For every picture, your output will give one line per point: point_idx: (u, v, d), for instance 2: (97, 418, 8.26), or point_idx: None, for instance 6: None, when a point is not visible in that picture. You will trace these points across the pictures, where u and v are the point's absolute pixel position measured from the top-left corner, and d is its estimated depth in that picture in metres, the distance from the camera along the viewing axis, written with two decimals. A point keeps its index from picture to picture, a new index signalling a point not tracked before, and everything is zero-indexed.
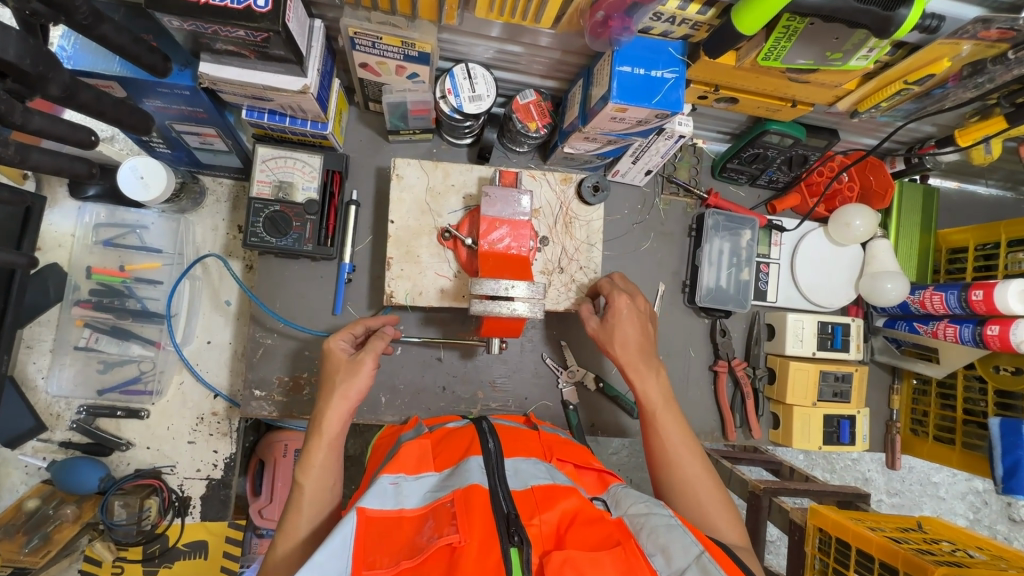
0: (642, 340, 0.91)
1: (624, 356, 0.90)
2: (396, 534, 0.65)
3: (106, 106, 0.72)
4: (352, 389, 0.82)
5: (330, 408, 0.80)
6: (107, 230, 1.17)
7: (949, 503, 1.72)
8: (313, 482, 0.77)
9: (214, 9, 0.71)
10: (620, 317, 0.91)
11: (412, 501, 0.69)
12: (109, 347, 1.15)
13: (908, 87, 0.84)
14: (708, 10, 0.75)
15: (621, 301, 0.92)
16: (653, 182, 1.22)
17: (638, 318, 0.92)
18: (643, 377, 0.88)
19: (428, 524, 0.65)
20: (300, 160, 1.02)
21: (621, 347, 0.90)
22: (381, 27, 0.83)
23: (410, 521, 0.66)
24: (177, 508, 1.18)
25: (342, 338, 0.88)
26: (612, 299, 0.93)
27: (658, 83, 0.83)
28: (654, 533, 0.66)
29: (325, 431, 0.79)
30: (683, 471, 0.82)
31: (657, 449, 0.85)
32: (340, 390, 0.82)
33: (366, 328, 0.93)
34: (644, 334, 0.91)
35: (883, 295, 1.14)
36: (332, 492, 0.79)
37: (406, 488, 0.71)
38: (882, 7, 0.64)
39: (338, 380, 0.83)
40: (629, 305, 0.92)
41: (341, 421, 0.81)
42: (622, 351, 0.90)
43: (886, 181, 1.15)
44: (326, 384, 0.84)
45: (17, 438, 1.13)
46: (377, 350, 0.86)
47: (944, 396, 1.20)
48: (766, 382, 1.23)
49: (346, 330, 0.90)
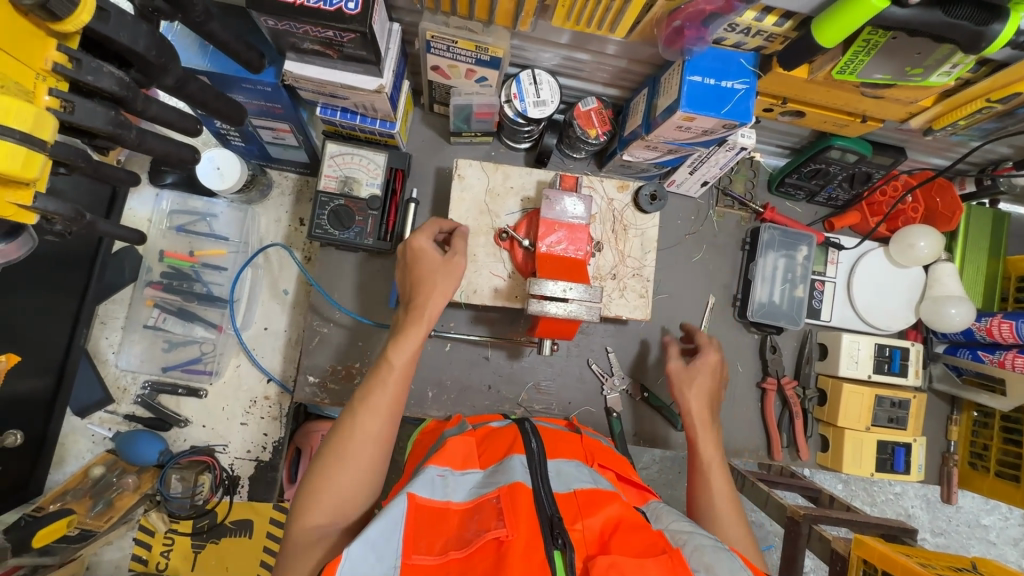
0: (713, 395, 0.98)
1: (697, 407, 0.95)
2: (443, 525, 0.66)
3: (208, 97, 0.75)
4: (450, 287, 0.88)
5: (431, 300, 0.86)
6: (180, 218, 1.24)
7: (1000, 549, 1.63)
8: (369, 410, 0.77)
9: (307, 10, 0.74)
10: (707, 369, 1.00)
11: (458, 495, 0.70)
12: (175, 328, 1.22)
13: (990, 106, 0.81)
14: (785, 22, 0.75)
15: (709, 357, 1.01)
16: (708, 194, 1.22)
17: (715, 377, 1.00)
18: (702, 435, 0.93)
19: (474, 518, 0.66)
20: (365, 157, 1.07)
21: (694, 397, 0.96)
22: (458, 32, 0.86)
23: (456, 513, 0.68)
24: (226, 486, 1.22)
25: (427, 238, 0.91)
26: (669, 360, 1.02)
27: (728, 94, 0.82)
28: (698, 551, 0.64)
29: (424, 318, 0.85)
30: (724, 531, 0.82)
31: (705, 506, 0.86)
32: (441, 287, 0.87)
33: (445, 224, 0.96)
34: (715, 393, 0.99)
35: (946, 320, 1.11)
36: (385, 419, 0.78)
37: (452, 482, 0.72)
38: (974, 22, 0.62)
39: (436, 276, 0.88)
40: (716, 364, 1.01)
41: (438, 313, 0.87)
42: (697, 408, 0.95)
43: (952, 203, 1.11)
44: (418, 306, 0.86)
45: (88, 407, 1.20)
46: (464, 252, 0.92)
47: (1008, 430, 1.15)
48: (817, 404, 1.20)
49: (428, 228, 0.93)
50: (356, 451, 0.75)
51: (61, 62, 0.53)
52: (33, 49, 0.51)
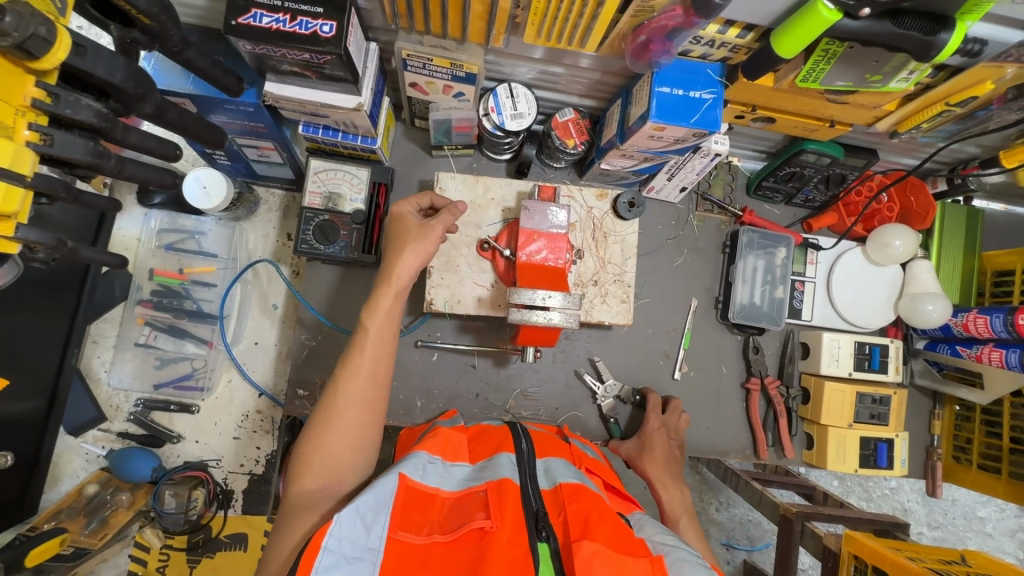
0: (667, 456, 1.06)
1: (652, 469, 1.03)
2: (431, 510, 0.68)
3: (188, 122, 0.77)
4: (422, 246, 0.88)
5: (401, 260, 0.87)
6: (169, 236, 1.26)
7: (996, 541, 1.64)
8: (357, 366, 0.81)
9: (283, 34, 0.76)
10: (656, 435, 1.08)
11: (447, 485, 0.72)
12: (166, 345, 1.24)
13: (950, 109, 0.83)
14: (747, 34, 0.77)
15: (654, 423, 1.10)
16: (688, 199, 1.24)
17: (666, 438, 1.08)
18: (666, 487, 1.01)
19: (461, 508, 0.68)
20: (348, 173, 1.09)
21: (649, 461, 1.04)
22: (433, 50, 0.88)
23: (444, 501, 0.70)
24: (220, 500, 1.23)
25: (409, 206, 0.94)
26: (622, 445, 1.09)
27: (696, 104, 0.84)
28: (677, 566, 0.65)
29: (393, 281, 0.86)
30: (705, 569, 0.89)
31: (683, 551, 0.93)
32: (412, 247, 0.87)
33: (433, 201, 0.98)
34: (671, 452, 1.07)
35: (923, 317, 1.13)
36: (367, 381, 0.81)
37: (442, 472, 0.74)
38: (923, 32, 0.65)
39: (408, 238, 0.89)
40: (662, 427, 1.09)
41: (410, 274, 0.87)
42: (649, 467, 1.03)
43: (926, 202, 1.14)
44: (385, 273, 0.86)
45: (81, 426, 1.21)
46: (446, 222, 0.92)
47: (989, 423, 1.16)
48: (800, 402, 1.21)
49: (413, 199, 0.96)
50: (349, 417, 0.79)
51: (40, 98, 0.55)
52: (13, 86, 0.53)
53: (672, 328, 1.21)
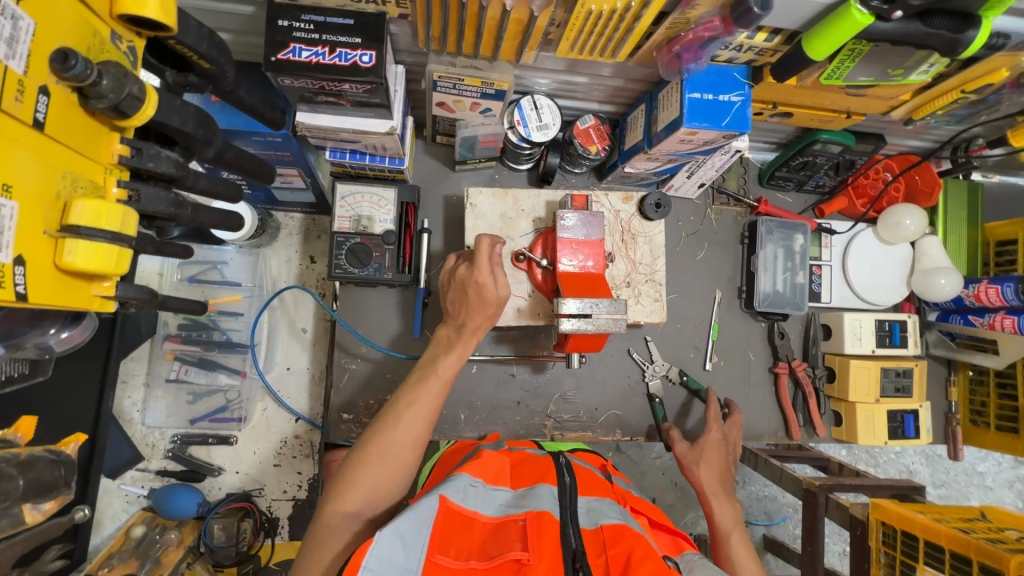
0: (723, 469, 1.02)
1: (707, 482, 0.99)
2: (469, 534, 0.67)
3: (245, 160, 0.78)
4: (488, 296, 0.89)
5: (469, 305, 0.90)
6: (192, 268, 1.24)
7: (997, 493, 1.73)
8: (415, 400, 0.81)
9: (324, 67, 0.77)
10: (713, 447, 1.04)
11: (487, 509, 0.72)
12: (198, 378, 1.23)
13: (965, 96, 0.87)
14: (774, 37, 0.80)
15: (713, 433, 1.06)
16: (705, 194, 1.27)
17: (723, 448, 1.04)
18: (719, 502, 0.97)
19: (499, 537, 0.67)
20: (375, 194, 1.09)
21: (704, 471, 1.01)
22: (464, 71, 0.89)
23: (483, 527, 0.69)
24: (267, 529, 1.22)
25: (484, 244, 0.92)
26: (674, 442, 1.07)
27: (725, 107, 0.87)
28: None
29: (465, 321, 0.89)
30: None
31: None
32: (475, 290, 0.89)
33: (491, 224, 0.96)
34: (726, 466, 1.03)
35: (937, 291, 1.18)
36: (431, 407, 0.81)
37: (482, 495, 0.73)
38: (951, 30, 0.68)
39: (471, 283, 0.90)
40: (720, 438, 1.05)
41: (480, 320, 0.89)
42: (705, 480, 0.99)
43: (931, 179, 1.20)
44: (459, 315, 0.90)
45: (119, 468, 1.20)
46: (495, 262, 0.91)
47: (1002, 385, 1.22)
48: (826, 381, 1.26)
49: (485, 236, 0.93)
50: (397, 434, 0.78)
51: (125, 153, 0.60)
52: (101, 147, 0.59)
53: (700, 321, 1.25)
